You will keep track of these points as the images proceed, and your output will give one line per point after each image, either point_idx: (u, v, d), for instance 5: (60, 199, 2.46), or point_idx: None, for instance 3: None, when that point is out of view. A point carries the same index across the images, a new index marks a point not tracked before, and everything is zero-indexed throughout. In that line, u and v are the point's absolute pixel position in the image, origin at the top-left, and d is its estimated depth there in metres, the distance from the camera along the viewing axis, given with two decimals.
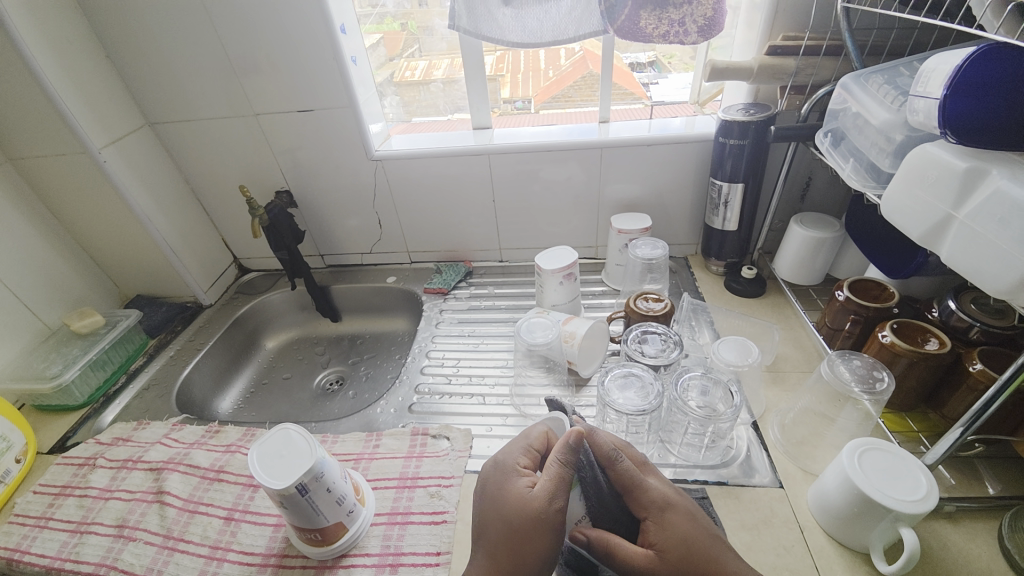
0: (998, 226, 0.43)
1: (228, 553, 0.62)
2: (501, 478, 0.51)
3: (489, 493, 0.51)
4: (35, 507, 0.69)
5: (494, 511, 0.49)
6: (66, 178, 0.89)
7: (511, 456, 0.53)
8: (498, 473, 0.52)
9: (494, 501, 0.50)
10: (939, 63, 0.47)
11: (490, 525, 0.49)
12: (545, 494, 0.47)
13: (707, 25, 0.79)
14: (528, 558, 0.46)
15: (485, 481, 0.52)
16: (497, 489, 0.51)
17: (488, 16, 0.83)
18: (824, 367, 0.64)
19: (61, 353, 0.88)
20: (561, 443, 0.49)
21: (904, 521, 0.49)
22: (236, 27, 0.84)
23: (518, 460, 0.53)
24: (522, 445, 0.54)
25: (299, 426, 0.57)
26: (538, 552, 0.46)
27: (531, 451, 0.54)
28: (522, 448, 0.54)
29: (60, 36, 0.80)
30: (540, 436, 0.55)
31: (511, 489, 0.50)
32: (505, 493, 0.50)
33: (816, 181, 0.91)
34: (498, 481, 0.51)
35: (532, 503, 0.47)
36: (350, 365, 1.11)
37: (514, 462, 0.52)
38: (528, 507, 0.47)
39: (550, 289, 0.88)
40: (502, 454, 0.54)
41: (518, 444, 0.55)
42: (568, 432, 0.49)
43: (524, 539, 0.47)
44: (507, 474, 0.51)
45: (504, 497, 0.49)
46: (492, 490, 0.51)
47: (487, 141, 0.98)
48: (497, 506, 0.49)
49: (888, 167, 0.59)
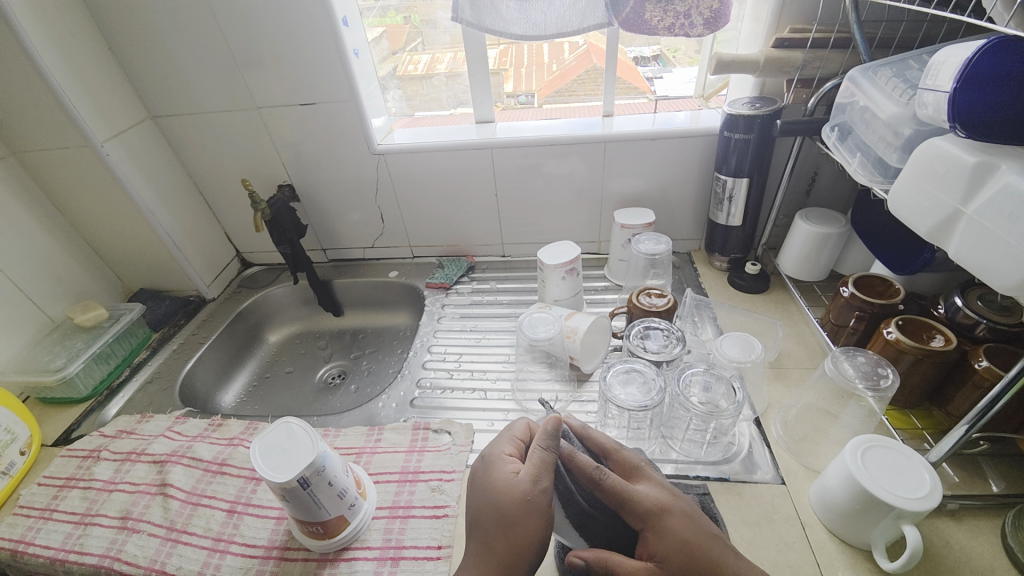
0: (1007, 221, 0.42)
1: (230, 546, 0.62)
2: (488, 466, 0.52)
3: (479, 482, 0.51)
4: (40, 499, 0.70)
5: (483, 500, 0.49)
6: (67, 170, 0.89)
7: (497, 447, 0.53)
8: (486, 464, 0.52)
9: (482, 488, 0.50)
10: (949, 55, 0.46)
11: (480, 513, 0.49)
12: (529, 477, 0.48)
13: (713, 17, 0.78)
14: (520, 545, 0.46)
15: (475, 473, 0.52)
16: (484, 477, 0.51)
17: (491, 8, 0.82)
18: (828, 364, 0.64)
19: (65, 346, 0.89)
20: (541, 430, 0.52)
21: (908, 519, 0.48)
22: (237, 19, 0.83)
23: (505, 449, 0.53)
24: (507, 435, 0.55)
25: (301, 420, 0.57)
26: (530, 538, 0.46)
27: (518, 443, 0.54)
28: (508, 439, 0.54)
29: (61, 27, 0.79)
30: (524, 427, 0.56)
31: (497, 477, 0.49)
32: (491, 482, 0.49)
33: (822, 176, 0.90)
34: (486, 471, 0.51)
35: (518, 487, 0.48)
36: (351, 359, 1.11)
37: (500, 452, 0.52)
38: (514, 491, 0.48)
39: (552, 284, 0.88)
40: (489, 445, 0.54)
41: (504, 436, 0.54)
42: (546, 420, 0.52)
43: (513, 523, 0.46)
44: (493, 463, 0.51)
45: (491, 485, 0.49)
46: (479, 479, 0.51)
47: (489, 135, 0.97)
48: (485, 496, 0.49)
49: (896, 161, 0.58)
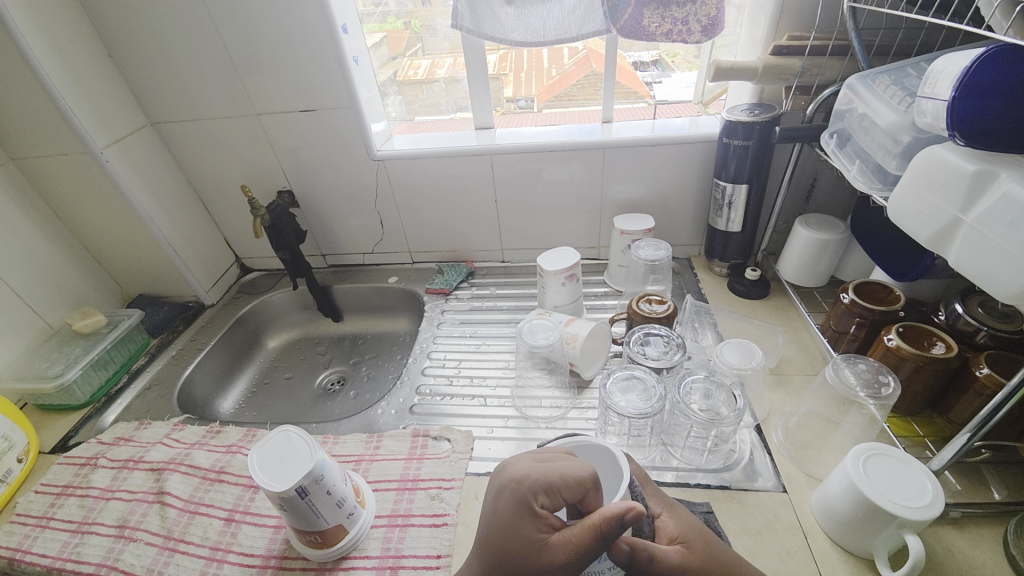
0: (1007, 229, 0.42)
1: (228, 555, 0.62)
2: (517, 505, 0.45)
3: (502, 508, 0.46)
4: (36, 507, 0.70)
5: (499, 531, 0.45)
6: (67, 177, 0.89)
7: (527, 495, 0.45)
8: (512, 502, 0.46)
9: (498, 526, 0.45)
10: (948, 64, 0.46)
11: (489, 536, 0.46)
12: (564, 556, 0.42)
13: (710, 24, 0.79)
14: None
15: (499, 489, 0.47)
16: (508, 514, 0.45)
17: (490, 15, 0.82)
18: (829, 371, 0.63)
19: (63, 353, 0.89)
20: (608, 511, 0.43)
21: (910, 528, 0.48)
22: (236, 27, 0.84)
23: (535, 498, 0.46)
24: (548, 480, 0.46)
25: (299, 428, 0.56)
26: None
27: (554, 490, 0.46)
28: (544, 486, 0.46)
29: (62, 34, 0.80)
30: (574, 481, 0.46)
31: (524, 528, 0.44)
32: (513, 530, 0.44)
33: (821, 183, 0.90)
34: (512, 514, 0.45)
35: (548, 556, 0.43)
36: (350, 365, 1.10)
37: (531, 502, 0.45)
38: (538, 555, 0.43)
39: (552, 290, 0.88)
40: (525, 477, 0.46)
41: (541, 479, 0.46)
42: (620, 506, 0.42)
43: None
44: (522, 507, 0.45)
45: (513, 528, 0.44)
46: (503, 509, 0.46)
47: (489, 142, 0.97)
48: (501, 535, 0.45)
49: (895, 169, 0.58)
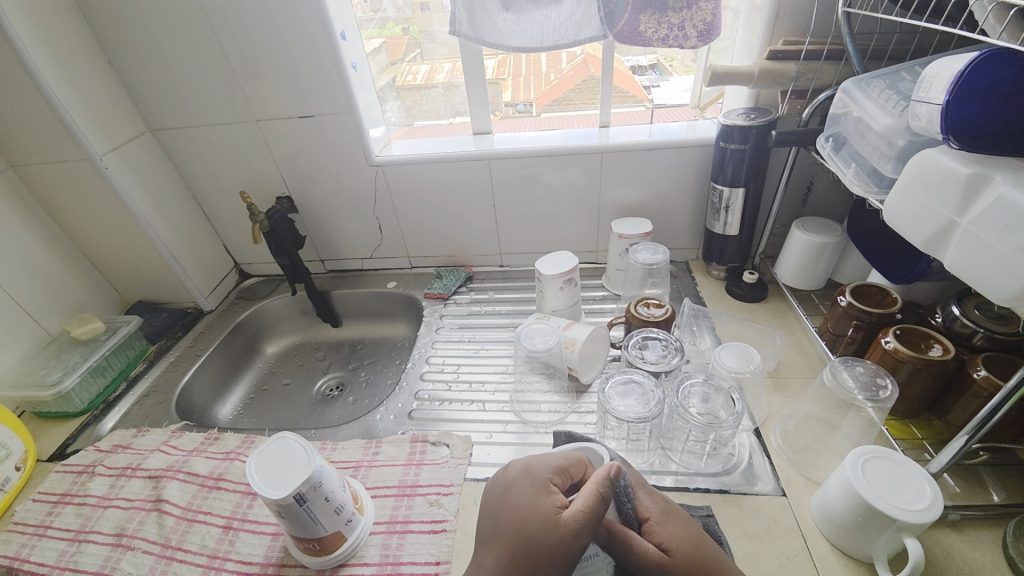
0: (1002, 232, 0.43)
1: (226, 563, 0.61)
2: (532, 485, 0.48)
3: (516, 497, 0.48)
4: (34, 516, 0.69)
5: (516, 516, 0.47)
6: (67, 184, 0.90)
7: (542, 472, 0.49)
8: (529, 485, 0.49)
9: (515, 511, 0.47)
10: (942, 68, 0.47)
11: (506, 527, 0.46)
12: (578, 525, 0.44)
13: (706, 29, 0.79)
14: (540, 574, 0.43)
15: (511, 480, 0.50)
16: (524, 497, 0.48)
17: (488, 21, 0.83)
18: (827, 374, 0.63)
19: (61, 360, 0.88)
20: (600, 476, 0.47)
21: (909, 532, 0.48)
22: (235, 35, 0.84)
23: (550, 476, 0.49)
24: (557, 462, 0.51)
25: (297, 434, 0.56)
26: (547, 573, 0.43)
27: (562, 470, 0.50)
28: (555, 466, 0.51)
29: (62, 42, 0.80)
30: (578, 462, 0.52)
31: (540, 506, 0.46)
32: (529, 510, 0.46)
33: (817, 186, 0.90)
34: (528, 493, 0.48)
35: (564, 527, 0.44)
36: (350, 370, 1.10)
37: (544, 478, 0.49)
38: (553, 527, 0.45)
39: (551, 294, 0.88)
40: (536, 461, 0.51)
41: (551, 460, 0.51)
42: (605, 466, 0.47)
43: (546, 557, 0.44)
44: (538, 487, 0.48)
45: (530, 508, 0.47)
46: (520, 492, 0.48)
47: (488, 147, 0.98)
48: (518, 519, 0.46)
49: (891, 172, 0.58)
